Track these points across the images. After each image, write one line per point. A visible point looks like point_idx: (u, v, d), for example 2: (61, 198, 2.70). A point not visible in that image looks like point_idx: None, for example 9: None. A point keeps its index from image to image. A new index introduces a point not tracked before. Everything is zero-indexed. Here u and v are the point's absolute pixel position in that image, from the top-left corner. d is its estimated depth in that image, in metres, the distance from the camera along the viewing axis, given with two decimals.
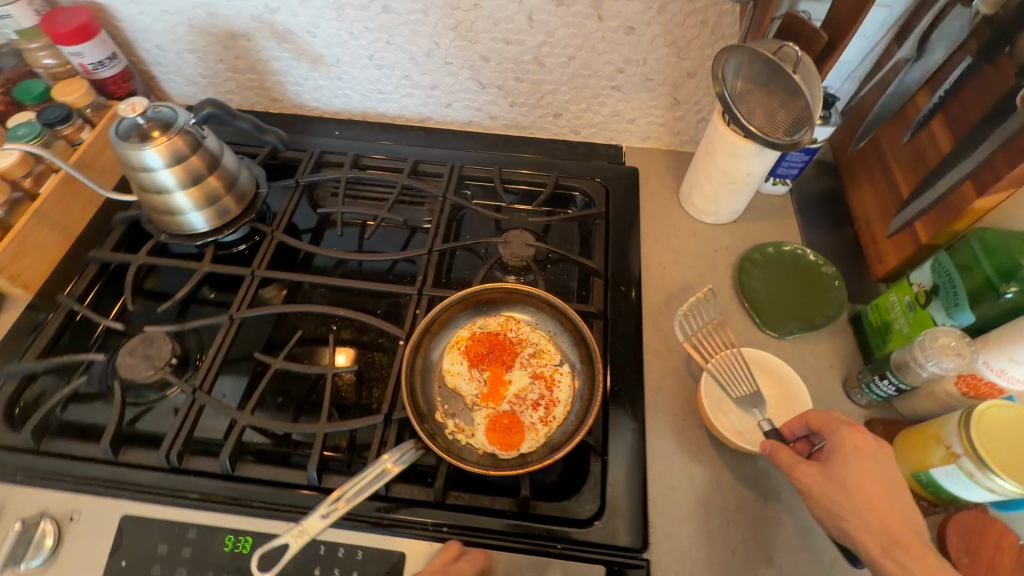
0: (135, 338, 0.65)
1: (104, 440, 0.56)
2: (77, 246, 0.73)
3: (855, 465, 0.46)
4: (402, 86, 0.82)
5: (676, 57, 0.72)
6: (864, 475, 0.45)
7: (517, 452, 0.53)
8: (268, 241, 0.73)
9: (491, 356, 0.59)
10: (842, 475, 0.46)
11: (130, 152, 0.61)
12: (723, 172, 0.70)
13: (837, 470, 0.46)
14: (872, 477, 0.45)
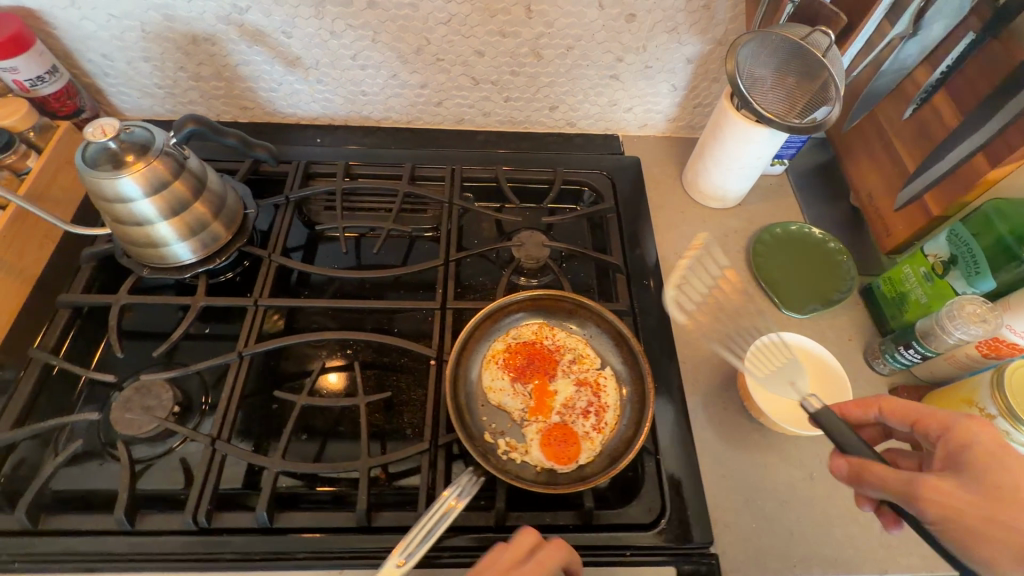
0: (129, 389, 0.58)
1: (118, 510, 0.50)
2: (38, 291, 0.64)
3: (1003, 473, 0.38)
4: (389, 86, 0.77)
5: (677, 43, 0.70)
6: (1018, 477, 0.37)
7: (577, 465, 0.52)
8: (267, 266, 0.67)
9: (532, 367, 0.58)
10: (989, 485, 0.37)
11: (100, 182, 0.53)
12: (732, 158, 0.70)
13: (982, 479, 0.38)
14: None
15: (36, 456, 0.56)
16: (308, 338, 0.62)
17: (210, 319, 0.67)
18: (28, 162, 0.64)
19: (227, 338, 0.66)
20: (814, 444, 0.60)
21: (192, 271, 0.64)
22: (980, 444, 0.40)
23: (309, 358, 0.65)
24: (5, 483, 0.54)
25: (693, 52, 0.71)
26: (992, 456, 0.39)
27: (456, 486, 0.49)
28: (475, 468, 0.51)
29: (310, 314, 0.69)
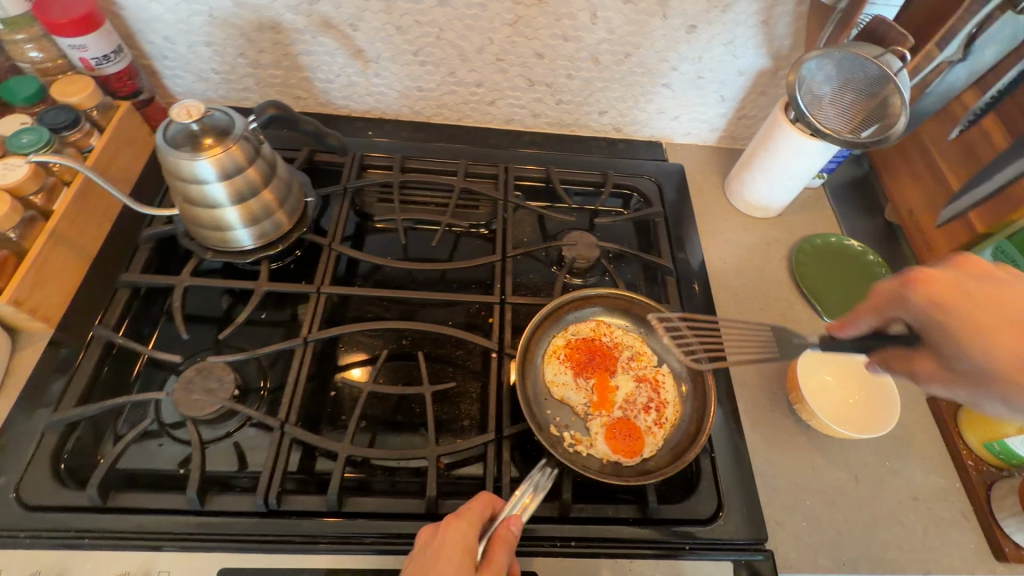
0: (190, 369, 0.58)
1: (190, 490, 0.50)
2: (94, 269, 0.64)
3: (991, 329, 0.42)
4: (446, 83, 0.78)
5: (733, 56, 0.73)
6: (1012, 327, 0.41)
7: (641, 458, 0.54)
8: (328, 254, 0.68)
9: (593, 362, 0.60)
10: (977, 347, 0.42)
11: (180, 162, 0.54)
12: (782, 170, 0.72)
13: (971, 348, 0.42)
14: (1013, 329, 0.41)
15: (95, 435, 0.56)
16: (366, 327, 0.63)
17: (266, 304, 0.67)
18: (91, 141, 0.64)
19: (281, 324, 0.66)
20: (858, 448, 0.62)
21: (254, 256, 0.65)
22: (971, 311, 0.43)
23: (365, 346, 0.65)
24: (67, 460, 0.54)
25: (747, 65, 0.74)
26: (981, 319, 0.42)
27: (529, 481, 0.51)
28: (545, 461, 0.52)
29: (361, 303, 0.69)
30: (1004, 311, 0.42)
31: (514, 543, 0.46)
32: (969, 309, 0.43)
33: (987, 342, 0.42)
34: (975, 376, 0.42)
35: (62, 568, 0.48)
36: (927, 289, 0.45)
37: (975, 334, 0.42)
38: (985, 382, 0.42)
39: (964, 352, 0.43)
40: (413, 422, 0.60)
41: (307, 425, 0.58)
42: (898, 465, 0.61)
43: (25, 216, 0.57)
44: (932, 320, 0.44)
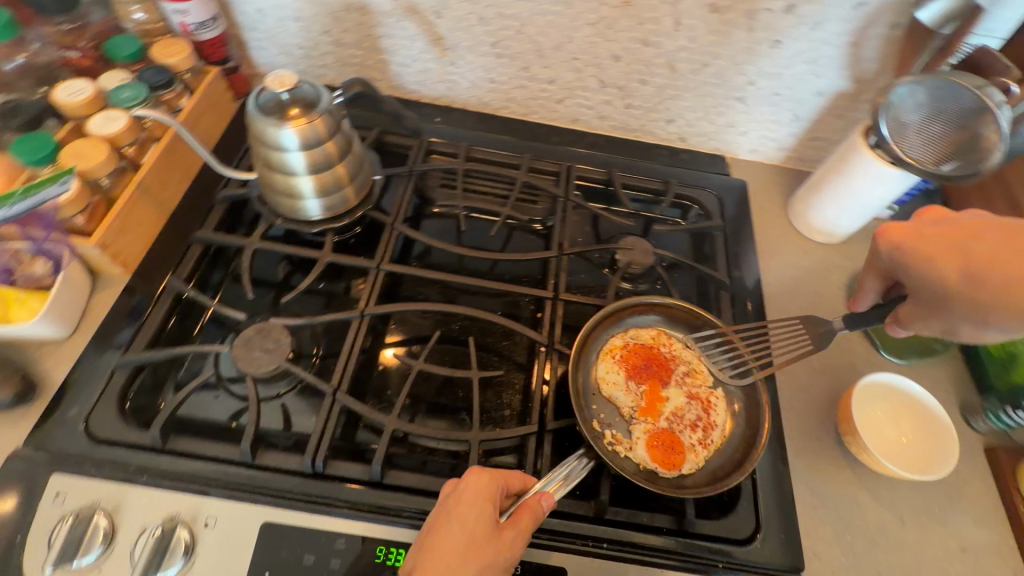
0: (251, 329, 0.61)
1: (244, 442, 0.52)
2: (171, 223, 0.67)
3: (931, 264, 0.49)
4: (518, 77, 0.79)
5: (814, 75, 0.71)
6: (950, 257, 0.48)
7: (679, 473, 0.53)
8: (389, 233, 0.69)
9: (648, 369, 0.60)
10: (929, 277, 0.49)
11: (267, 129, 0.56)
12: (852, 196, 0.70)
13: (923, 282, 0.50)
14: (947, 255, 0.49)
15: (159, 379, 0.58)
16: (418, 307, 0.64)
17: (324, 275, 0.69)
18: (181, 101, 0.67)
19: (336, 296, 0.67)
20: (906, 489, 0.60)
21: (320, 227, 0.67)
22: (916, 254, 0.51)
23: (416, 326, 0.67)
24: (132, 399, 0.56)
25: (828, 85, 0.72)
26: (920, 259, 0.50)
27: (566, 466, 0.49)
28: (583, 451, 0.51)
29: (414, 284, 0.71)
30: (946, 240, 0.49)
31: (542, 516, 0.44)
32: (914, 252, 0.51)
33: (932, 266, 0.49)
34: (934, 303, 0.49)
35: (120, 500, 0.50)
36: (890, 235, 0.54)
37: (920, 263, 0.50)
38: (946, 305, 0.48)
39: (916, 281, 0.51)
40: (456, 405, 0.61)
41: (355, 394, 0.60)
42: (948, 513, 0.59)
43: (119, 165, 0.60)
44: (896, 260, 0.53)
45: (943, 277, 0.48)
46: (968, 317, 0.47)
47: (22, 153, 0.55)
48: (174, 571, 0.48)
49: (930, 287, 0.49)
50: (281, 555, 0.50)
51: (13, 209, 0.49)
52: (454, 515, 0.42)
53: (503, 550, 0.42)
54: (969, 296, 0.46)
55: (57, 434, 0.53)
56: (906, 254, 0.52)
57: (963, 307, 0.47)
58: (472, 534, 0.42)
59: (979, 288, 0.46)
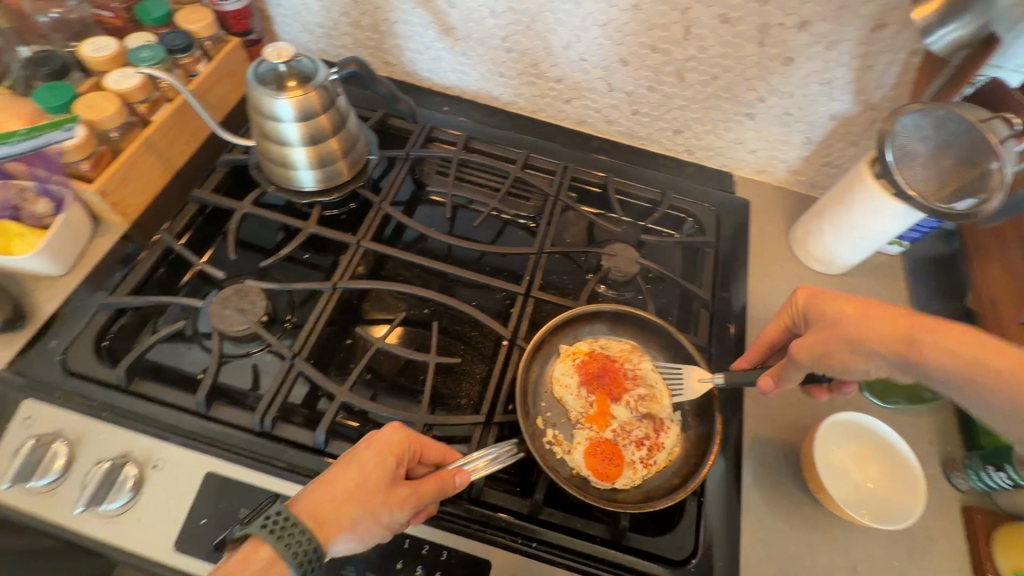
0: (230, 288, 0.63)
1: (199, 393, 0.55)
2: (174, 181, 0.70)
3: (835, 307, 0.49)
4: (526, 74, 0.79)
5: (828, 97, 0.68)
6: (849, 303, 0.49)
7: (613, 486, 0.53)
8: (375, 212, 0.71)
9: (604, 379, 0.60)
10: (828, 316, 0.50)
11: (264, 98, 0.58)
12: (854, 226, 0.67)
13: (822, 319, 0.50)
14: (849, 302, 0.49)
15: (138, 324, 0.62)
16: (391, 287, 0.65)
17: (310, 247, 0.70)
18: (198, 66, 0.71)
19: (318, 268, 0.69)
20: (866, 538, 0.57)
21: (310, 199, 0.69)
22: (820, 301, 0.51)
23: (389, 306, 0.68)
24: (109, 340, 0.60)
25: (841, 109, 0.69)
26: (824, 303, 0.51)
27: (493, 450, 0.51)
28: (516, 443, 0.52)
29: (395, 265, 0.72)
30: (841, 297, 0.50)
31: (447, 490, 0.45)
32: (821, 300, 0.51)
33: (834, 308, 0.50)
34: (830, 332, 0.48)
35: (81, 432, 0.53)
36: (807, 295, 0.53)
37: (826, 305, 0.50)
38: (832, 335, 0.48)
39: (818, 320, 0.51)
40: (413, 387, 0.62)
41: (317, 364, 0.62)
42: (907, 568, 0.55)
43: (128, 120, 0.64)
44: (810, 313, 0.52)
45: (838, 314, 0.49)
46: (845, 346, 0.47)
47: (44, 98, 0.60)
48: (117, 505, 0.51)
49: (826, 322, 0.49)
50: (218, 506, 0.52)
51: (18, 146, 0.52)
52: (355, 457, 0.42)
53: (389, 504, 0.42)
54: (851, 326, 0.47)
55: (35, 363, 0.56)
56: (820, 299, 0.51)
57: (843, 337, 0.47)
58: (366, 478, 0.42)
59: (861, 322, 0.46)
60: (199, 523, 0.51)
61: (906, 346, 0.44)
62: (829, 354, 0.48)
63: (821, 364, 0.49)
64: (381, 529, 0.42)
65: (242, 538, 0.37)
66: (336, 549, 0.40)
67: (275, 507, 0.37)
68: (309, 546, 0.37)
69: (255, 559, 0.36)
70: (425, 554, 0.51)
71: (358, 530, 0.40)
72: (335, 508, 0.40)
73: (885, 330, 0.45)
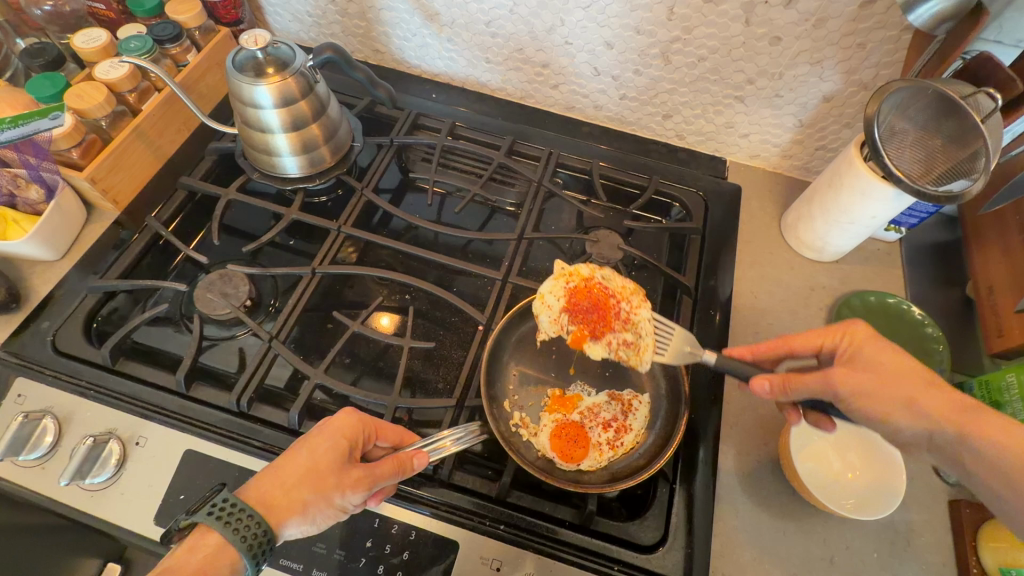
0: (215, 273, 0.64)
1: (179, 373, 0.56)
2: (165, 168, 0.72)
3: (886, 361, 0.47)
4: (512, 59, 0.78)
5: (817, 77, 0.66)
6: (897, 361, 0.47)
7: (577, 467, 0.55)
8: (357, 198, 0.71)
9: (593, 316, 0.61)
10: (877, 365, 0.47)
11: (242, 85, 0.59)
12: (841, 210, 0.65)
13: (871, 365, 0.47)
14: (902, 362, 0.47)
15: (127, 307, 0.64)
16: (373, 273, 0.65)
17: (295, 234, 0.71)
18: (188, 56, 0.72)
19: (304, 253, 0.70)
20: (846, 530, 0.55)
21: (294, 184, 0.70)
22: (869, 350, 0.48)
23: (370, 290, 0.68)
24: (99, 322, 0.62)
25: (831, 89, 0.67)
26: (872, 353, 0.48)
27: (458, 430, 0.51)
28: (478, 423, 0.53)
29: (380, 252, 0.72)
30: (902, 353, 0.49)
31: (404, 471, 0.46)
32: (870, 344, 0.49)
33: (898, 358, 0.47)
34: (879, 384, 0.46)
35: (70, 410, 0.56)
36: (865, 332, 0.50)
37: (893, 352, 0.48)
38: (893, 384, 0.46)
39: (873, 361, 0.48)
40: (391, 370, 0.63)
41: (297, 348, 0.63)
42: (888, 561, 0.54)
43: (117, 109, 0.65)
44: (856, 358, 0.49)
45: (903, 366, 0.47)
46: (903, 400, 0.45)
47: (38, 88, 0.62)
48: (101, 479, 0.53)
49: (887, 368, 0.47)
50: (196, 482, 0.54)
51: (5, 134, 0.54)
52: (308, 442, 0.44)
53: (343, 485, 0.43)
54: (921, 387, 0.45)
55: (27, 344, 0.59)
56: (874, 348, 0.48)
57: (906, 392, 0.45)
58: (317, 462, 0.43)
59: (934, 389, 0.45)
60: (178, 498, 0.53)
61: (963, 422, 0.43)
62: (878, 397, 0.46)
63: (862, 402, 0.46)
64: (335, 509, 0.43)
65: (190, 525, 0.39)
66: (288, 532, 0.41)
67: (221, 495, 0.38)
68: (256, 531, 0.38)
69: (202, 546, 0.38)
70: (394, 534, 0.52)
71: (309, 513, 0.41)
72: (285, 493, 0.41)
73: (954, 406, 0.44)
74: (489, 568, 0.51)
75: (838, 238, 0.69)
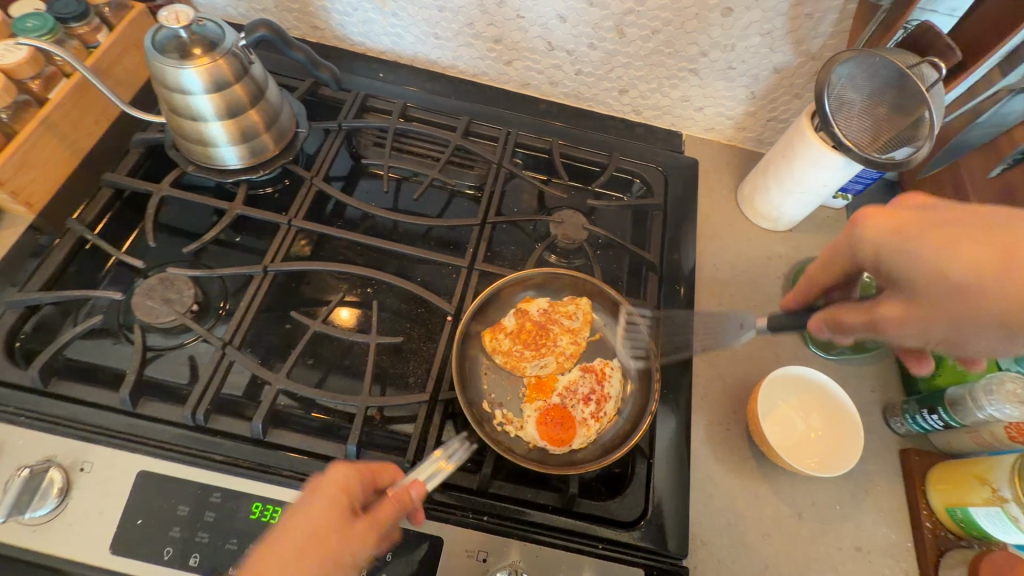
0: (154, 278, 0.59)
1: (123, 390, 0.52)
2: (84, 165, 0.65)
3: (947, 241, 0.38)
4: (462, 34, 0.75)
5: (768, 48, 0.67)
6: (955, 235, 0.38)
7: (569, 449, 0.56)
8: (307, 187, 0.67)
9: (535, 333, 0.62)
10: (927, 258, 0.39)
11: (166, 69, 0.53)
12: (796, 180, 0.66)
13: (920, 256, 0.39)
14: (969, 233, 0.38)
15: (55, 320, 0.58)
16: (331, 267, 0.62)
17: (242, 230, 0.66)
18: (98, 37, 0.65)
19: (253, 250, 0.65)
20: (810, 487, 0.58)
21: (235, 177, 0.65)
22: (905, 240, 0.41)
23: (329, 286, 0.65)
24: (22, 341, 0.56)
25: (782, 61, 0.68)
26: (911, 240, 0.40)
27: (448, 449, 0.52)
28: (464, 433, 0.54)
29: (336, 244, 0.68)
30: (947, 220, 0.40)
31: (409, 506, 0.44)
32: (913, 229, 0.41)
33: (936, 244, 0.39)
34: (939, 294, 0.38)
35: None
36: (879, 221, 0.43)
37: (922, 240, 0.40)
38: (946, 292, 0.38)
39: (902, 275, 0.41)
40: (359, 368, 0.60)
41: (255, 352, 0.59)
42: (850, 511, 0.58)
43: (19, 99, 0.58)
44: (896, 255, 0.41)
45: (947, 253, 0.38)
46: (978, 310, 0.37)
47: None
48: (43, 512, 0.48)
49: (922, 275, 0.39)
50: (154, 505, 0.50)
51: None
52: (302, 507, 0.41)
53: (350, 542, 0.40)
54: (981, 276, 0.37)
55: None
56: (913, 237, 0.40)
57: (969, 300, 0.37)
58: (317, 526, 0.40)
59: (1007, 269, 0.36)
60: (135, 523, 0.49)
61: None
62: (946, 327, 0.39)
63: (936, 323, 0.39)
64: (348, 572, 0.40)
65: None
66: None
67: None
68: None
69: None
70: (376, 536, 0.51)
71: None
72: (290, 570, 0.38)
73: None
74: (475, 560, 0.50)
75: (799, 206, 0.70)
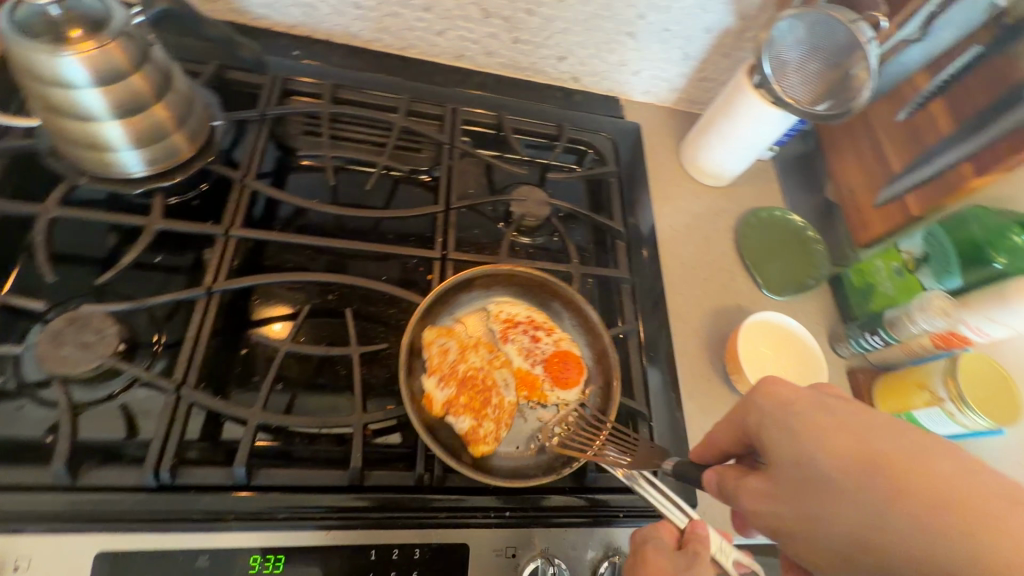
0: (60, 319, 0.48)
1: (56, 462, 0.42)
2: None
3: (812, 435, 0.38)
4: (387, 2, 0.68)
5: (701, 9, 0.69)
6: (843, 434, 0.37)
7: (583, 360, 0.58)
8: (239, 190, 0.58)
9: (464, 391, 0.53)
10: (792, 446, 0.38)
11: (35, 59, 0.42)
12: (735, 139, 0.70)
13: (786, 444, 0.39)
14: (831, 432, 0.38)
15: None
16: (285, 278, 0.54)
17: (163, 247, 0.56)
18: None
19: (179, 271, 0.55)
20: None
21: (146, 186, 0.55)
22: (773, 410, 0.41)
23: (282, 300, 0.57)
24: None
25: (715, 21, 0.70)
26: (780, 417, 0.40)
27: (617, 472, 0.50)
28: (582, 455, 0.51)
29: (282, 250, 0.60)
30: (839, 415, 0.39)
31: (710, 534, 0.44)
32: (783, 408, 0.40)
33: (816, 430, 0.38)
34: (800, 487, 0.37)
35: None
36: (777, 391, 0.42)
37: (799, 418, 0.39)
38: (803, 475, 0.37)
39: (776, 451, 0.39)
40: (340, 382, 0.54)
41: (210, 386, 0.51)
42: None
43: None
44: (777, 435, 0.40)
45: (814, 446, 0.37)
46: (814, 505, 0.36)
47: None
48: None
49: (790, 455, 0.38)
50: None
51: None
52: None
53: None
54: (836, 464, 0.36)
55: None
56: (788, 417, 0.40)
57: (830, 505, 0.36)
58: None
59: (866, 481, 0.35)
60: None
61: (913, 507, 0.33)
62: (798, 517, 0.37)
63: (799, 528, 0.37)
64: None
65: None
66: None
67: None
68: None
69: None
70: (396, 560, 0.47)
71: None
72: None
73: (911, 495, 0.33)
74: (505, 557, 0.49)
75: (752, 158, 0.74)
